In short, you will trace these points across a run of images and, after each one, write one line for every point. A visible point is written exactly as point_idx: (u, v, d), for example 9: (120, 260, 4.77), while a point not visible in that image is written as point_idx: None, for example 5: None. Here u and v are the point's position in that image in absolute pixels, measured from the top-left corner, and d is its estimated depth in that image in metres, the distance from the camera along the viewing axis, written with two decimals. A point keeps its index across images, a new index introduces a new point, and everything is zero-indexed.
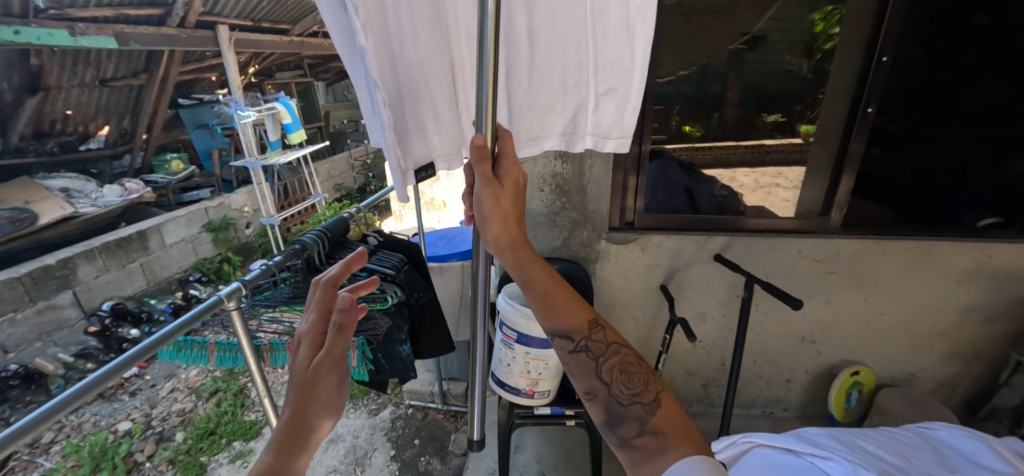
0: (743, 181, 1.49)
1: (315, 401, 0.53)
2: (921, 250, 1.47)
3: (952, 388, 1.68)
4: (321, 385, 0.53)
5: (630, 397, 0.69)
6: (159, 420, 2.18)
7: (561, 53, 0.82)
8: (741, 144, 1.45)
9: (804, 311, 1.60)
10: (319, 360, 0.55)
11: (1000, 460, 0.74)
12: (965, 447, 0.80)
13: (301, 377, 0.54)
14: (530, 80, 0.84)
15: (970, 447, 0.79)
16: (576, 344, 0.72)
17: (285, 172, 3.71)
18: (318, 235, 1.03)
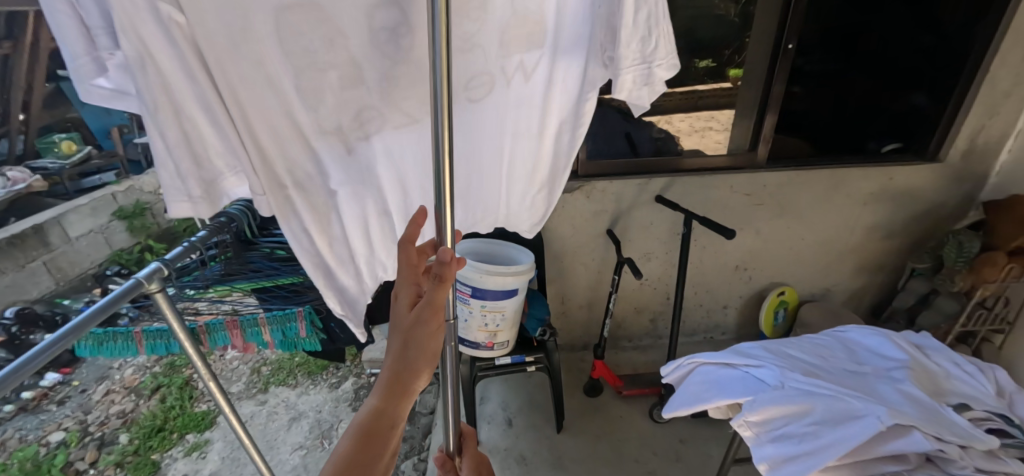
0: (679, 126, 1.56)
1: (416, 354, 0.48)
2: (835, 176, 1.61)
3: (861, 297, 1.90)
4: (422, 332, 0.48)
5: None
6: (97, 425, 2.02)
7: (491, 118, 0.70)
8: (676, 91, 1.51)
9: (737, 242, 1.72)
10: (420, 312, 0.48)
11: (897, 352, 0.85)
12: (870, 342, 0.91)
13: (402, 324, 0.48)
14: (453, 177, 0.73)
15: (874, 342, 0.90)
16: None
17: None
18: (245, 206, 0.96)
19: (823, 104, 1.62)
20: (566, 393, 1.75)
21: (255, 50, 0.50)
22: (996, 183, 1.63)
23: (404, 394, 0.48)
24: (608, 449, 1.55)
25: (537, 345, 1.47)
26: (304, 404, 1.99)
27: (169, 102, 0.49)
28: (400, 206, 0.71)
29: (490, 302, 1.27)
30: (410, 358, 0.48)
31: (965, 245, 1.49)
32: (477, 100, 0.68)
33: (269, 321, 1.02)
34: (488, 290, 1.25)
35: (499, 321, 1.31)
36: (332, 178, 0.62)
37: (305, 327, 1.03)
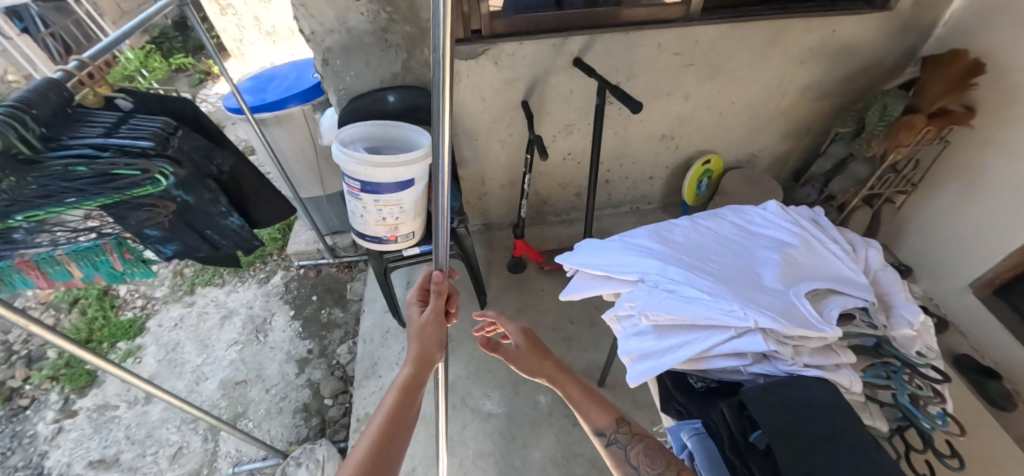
0: None
1: (429, 343, 0.74)
2: (774, 31, 1.42)
3: (786, 160, 1.88)
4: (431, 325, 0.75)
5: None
6: (20, 343, 1.94)
7: (612, 261, 0.87)
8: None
9: (664, 109, 1.59)
10: (427, 315, 0.75)
11: (797, 253, 0.80)
12: (776, 236, 0.86)
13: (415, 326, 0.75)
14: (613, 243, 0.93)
15: (780, 239, 0.85)
16: (609, 436, 0.71)
17: (48, 13, 2.75)
18: (15, 107, 0.68)
19: None
20: (492, 271, 1.78)
21: (778, 254, 0.80)
22: (940, 35, 1.50)
23: (424, 366, 0.73)
24: (528, 322, 1.64)
25: (445, 233, 1.40)
26: (234, 302, 1.97)
27: (825, 265, 0.78)
28: (633, 235, 0.93)
29: (384, 196, 1.17)
30: (420, 344, 0.74)
31: (889, 108, 1.42)
32: (637, 255, 0.84)
33: (74, 257, 0.82)
34: (380, 182, 1.14)
35: (398, 214, 1.23)
36: (711, 232, 0.90)
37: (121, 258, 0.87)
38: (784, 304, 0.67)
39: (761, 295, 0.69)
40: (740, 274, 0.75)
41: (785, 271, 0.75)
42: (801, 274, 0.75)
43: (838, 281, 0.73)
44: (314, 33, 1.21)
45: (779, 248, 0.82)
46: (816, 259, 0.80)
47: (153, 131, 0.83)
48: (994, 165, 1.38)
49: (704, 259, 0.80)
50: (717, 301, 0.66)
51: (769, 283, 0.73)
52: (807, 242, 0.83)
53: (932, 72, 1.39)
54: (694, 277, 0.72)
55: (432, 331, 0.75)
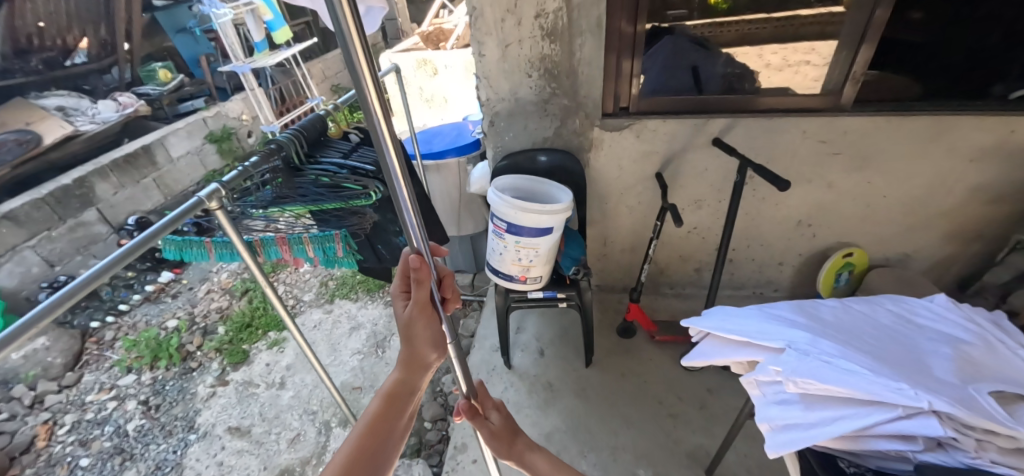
0: (771, 59, 1.41)
1: (417, 346, 0.59)
2: (938, 126, 1.37)
3: (947, 266, 1.68)
4: (420, 327, 0.58)
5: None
6: (201, 317, 2.39)
7: (751, 328, 0.88)
8: (772, 17, 1.36)
9: (803, 194, 1.57)
10: (411, 310, 0.57)
11: (972, 350, 0.75)
12: (944, 333, 0.82)
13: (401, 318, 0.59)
14: (751, 313, 0.94)
15: (950, 335, 0.81)
16: None
17: (279, 75, 3.66)
18: (293, 133, 0.98)
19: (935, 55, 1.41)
20: (600, 331, 1.80)
21: (949, 348, 0.76)
22: None
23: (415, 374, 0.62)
24: (632, 388, 1.61)
25: (570, 283, 1.49)
26: (363, 316, 2.23)
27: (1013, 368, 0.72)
28: (774, 309, 0.95)
29: (525, 238, 1.31)
30: (410, 347, 0.59)
31: None
32: (782, 325, 0.85)
33: (312, 240, 1.05)
34: (523, 225, 1.29)
35: (533, 257, 1.35)
36: (863, 318, 0.88)
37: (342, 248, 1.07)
38: (963, 395, 0.63)
39: (933, 382, 0.66)
40: (904, 359, 0.73)
41: (961, 366, 0.71)
42: (981, 372, 0.70)
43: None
44: (489, 99, 1.49)
45: (949, 343, 0.78)
46: (999, 360, 0.74)
47: (374, 159, 1.07)
48: None
49: (860, 340, 0.79)
50: (881, 378, 0.65)
51: (940, 373, 0.69)
52: (985, 343, 0.78)
53: None
54: (850, 354, 0.72)
55: (423, 334, 0.58)
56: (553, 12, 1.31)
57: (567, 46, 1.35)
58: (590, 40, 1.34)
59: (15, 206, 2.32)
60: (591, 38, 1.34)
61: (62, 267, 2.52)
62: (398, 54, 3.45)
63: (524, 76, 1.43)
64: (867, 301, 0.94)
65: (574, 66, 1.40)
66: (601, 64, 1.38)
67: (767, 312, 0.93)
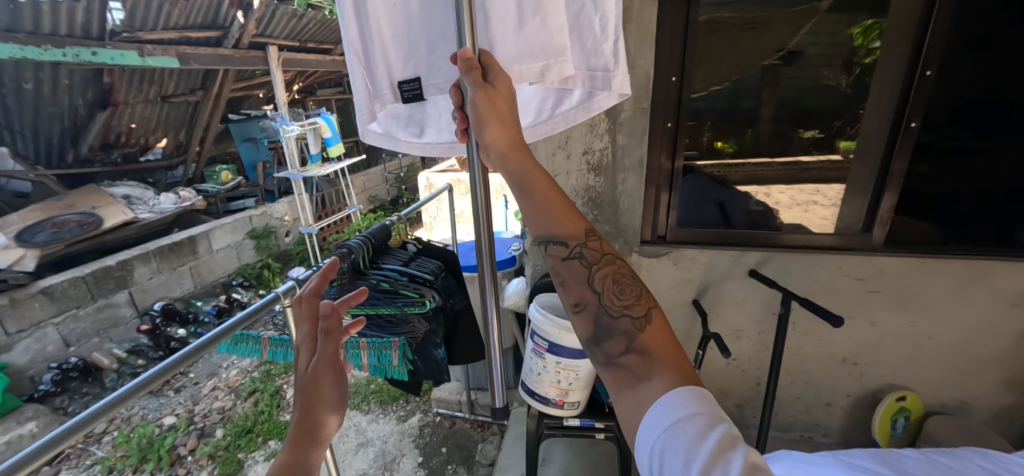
0: (779, 198, 1.46)
1: (318, 405, 0.58)
2: (972, 270, 1.39)
3: (1011, 419, 1.56)
4: (322, 383, 0.59)
5: (621, 309, 0.63)
6: (201, 416, 2.26)
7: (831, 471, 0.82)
8: (776, 162, 1.43)
9: (845, 331, 1.54)
10: (315, 362, 0.60)
11: None
12: None
13: (302, 379, 0.59)
14: (825, 457, 0.89)
15: None
16: (570, 251, 0.65)
17: (324, 184, 4.02)
18: (362, 240, 1.03)
19: (970, 202, 1.36)
20: None
21: None
22: None
23: (317, 444, 0.56)
24: None
25: (609, 411, 1.41)
26: (372, 432, 2.07)
27: None
28: (850, 454, 0.89)
29: (565, 359, 1.27)
30: (309, 409, 0.57)
31: None
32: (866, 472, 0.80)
33: (368, 345, 1.06)
34: (565, 346, 1.26)
35: (572, 380, 1.30)
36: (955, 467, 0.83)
37: (398, 356, 1.06)
38: None
39: None
40: None
41: None
42: None
43: None
44: None
45: None
46: None
47: (431, 269, 1.10)
48: None
49: None
50: None
51: None
52: None
53: None
54: None
55: (325, 381, 0.59)
56: (600, 151, 1.47)
57: (609, 180, 1.49)
58: (632, 176, 1.48)
59: (56, 283, 2.40)
60: (633, 174, 1.48)
61: (77, 348, 2.50)
62: (436, 174, 3.80)
63: None
64: (960, 453, 0.88)
65: (616, 197, 1.51)
66: (642, 196, 1.49)
67: (842, 457, 0.88)
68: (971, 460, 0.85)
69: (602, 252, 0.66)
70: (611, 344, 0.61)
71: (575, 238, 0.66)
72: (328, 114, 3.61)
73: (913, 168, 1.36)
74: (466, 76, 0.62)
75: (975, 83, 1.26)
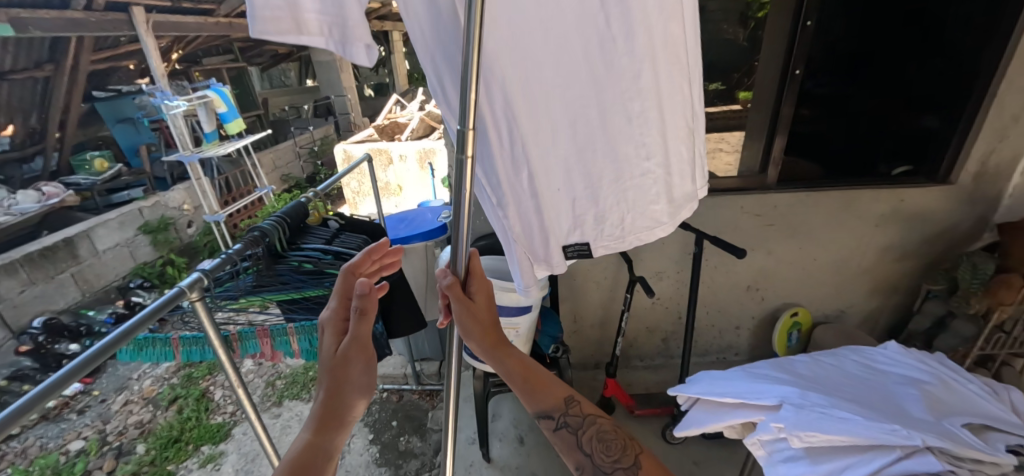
0: None
1: (345, 389, 0.61)
2: (845, 198, 1.61)
3: (876, 318, 1.88)
4: (351, 366, 0.61)
5: (613, 465, 0.71)
6: (115, 434, 2.04)
7: (741, 381, 0.94)
8: None
9: (749, 262, 1.73)
10: (346, 345, 0.62)
11: (932, 383, 0.88)
12: (906, 373, 0.93)
13: (330, 362, 0.62)
14: (735, 370, 1.01)
15: (912, 374, 0.92)
16: (557, 421, 0.75)
17: (226, 165, 3.63)
18: (277, 221, 0.96)
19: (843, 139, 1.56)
20: None
21: (916, 384, 0.88)
22: (1009, 205, 1.61)
23: (340, 428, 0.60)
24: None
25: (550, 362, 1.48)
26: None
27: (959, 388, 0.88)
28: (753, 365, 1.02)
29: (504, 318, 1.30)
30: (335, 392, 0.60)
31: (979, 267, 1.45)
32: (769, 378, 0.93)
33: (297, 329, 0.97)
34: (502, 306, 1.28)
35: (512, 337, 1.34)
36: (834, 363, 0.98)
37: None
38: (952, 429, 0.75)
39: (918, 419, 0.77)
40: (888, 401, 0.83)
41: (932, 401, 0.82)
42: (945, 405, 0.83)
43: (995, 418, 0.81)
44: None
45: (911, 378, 0.91)
46: (955, 387, 0.88)
47: (358, 244, 1.06)
48: None
49: (840, 386, 0.89)
50: (875, 422, 0.74)
51: (919, 408, 0.80)
52: (939, 374, 0.91)
53: (1013, 238, 1.44)
54: (842, 400, 0.81)
55: (354, 368, 0.62)
56: None
57: None
58: None
59: None
60: None
61: None
62: (353, 146, 3.58)
63: None
64: (837, 351, 1.04)
65: None
66: None
67: (748, 368, 1.00)
68: (845, 357, 1.01)
69: (587, 412, 0.76)
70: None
71: (559, 409, 0.75)
72: (219, 86, 3.21)
73: (798, 112, 1.51)
74: (450, 296, 0.65)
75: (846, 34, 1.41)
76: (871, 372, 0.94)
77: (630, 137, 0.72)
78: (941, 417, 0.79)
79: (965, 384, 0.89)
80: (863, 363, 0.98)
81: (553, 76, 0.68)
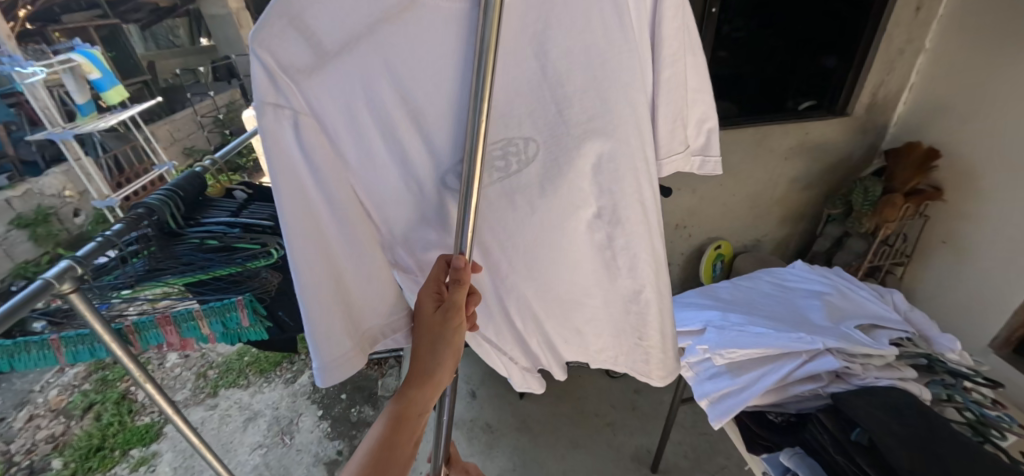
0: None
1: (441, 359, 0.56)
2: (759, 134, 1.70)
3: (786, 243, 2.06)
4: (446, 332, 0.55)
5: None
6: (23, 453, 1.84)
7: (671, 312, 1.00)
8: None
9: (676, 201, 1.81)
10: (445, 313, 0.54)
11: (832, 293, 0.98)
12: (810, 287, 1.03)
13: (427, 322, 0.55)
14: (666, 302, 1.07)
15: (815, 287, 1.02)
16: None
17: (112, 141, 3.17)
18: (167, 195, 0.84)
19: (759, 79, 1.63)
20: None
21: (818, 296, 0.98)
22: (894, 132, 1.78)
23: (429, 387, 0.55)
24: (569, 408, 1.62)
25: None
26: (259, 403, 1.92)
27: (854, 295, 0.98)
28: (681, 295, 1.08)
29: None
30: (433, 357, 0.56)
31: (870, 190, 1.61)
32: (695, 306, 0.99)
33: (207, 313, 0.89)
34: None
35: None
36: (751, 285, 1.07)
37: (247, 317, 0.91)
38: (848, 332, 0.84)
39: (820, 327, 0.86)
40: (796, 315, 0.92)
41: (832, 310, 0.92)
42: (842, 311, 0.93)
43: (882, 317, 0.91)
44: None
45: (816, 291, 1.00)
46: (852, 296, 0.98)
47: (269, 214, 0.96)
48: (974, 232, 1.54)
49: (756, 306, 0.97)
50: (784, 333, 0.82)
51: (821, 317, 0.89)
52: (840, 285, 1.02)
53: (896, 160, 1.61)
54: (757, 318, 0.89)
55: (451, 340, 0.56)
56: None
57: None
58: None
59: None
60: None
61: None
62: None
63: None
64: (755, 274, 1.13)
65: None
66: None
67: (677, 297, 1.06)
68: (762, 279, 1.10)
69: None
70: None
71: None
72: (86, 48, 2.73)
73: (715, 53, 1.54)
74: None
75: None
76: (782, 290, 1.03)
77: (626, 315, 0.68)
78: (838, 322, 0.88)
79: (860, 292, 0.99)
80: (776, 283, 1.07)
81: (557, 270, 0.64)
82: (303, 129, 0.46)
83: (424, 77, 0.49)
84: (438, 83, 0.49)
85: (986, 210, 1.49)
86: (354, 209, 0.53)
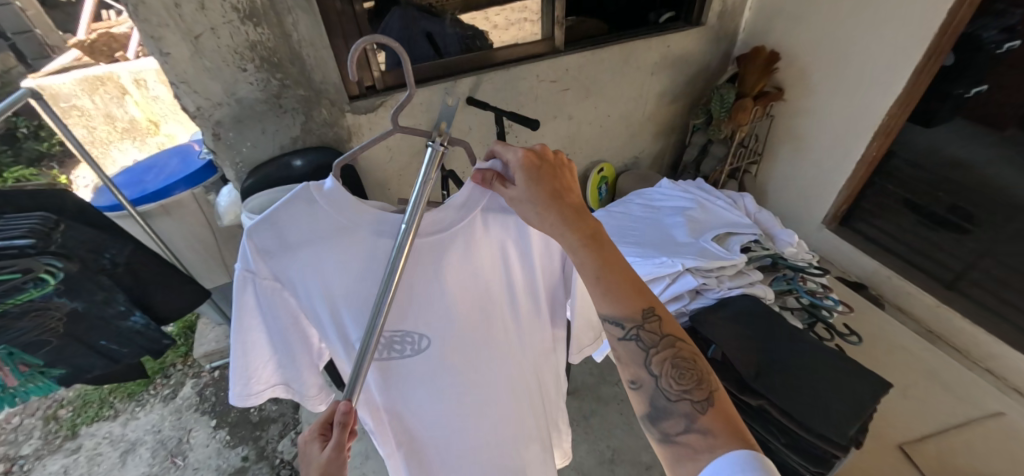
0: (496, 20, 1.55)
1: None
2: (625, 51, 1.67)
3: (661, 156, 2.16)
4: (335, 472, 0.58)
5: (679, 393, 0.56)
6: None
7: None
8: None
9: (555, 130, 1.77)
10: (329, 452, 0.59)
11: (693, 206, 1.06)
12: (675, 201, 1.10)
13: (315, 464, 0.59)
14: None
15: (679, 202, 1.09)
16: None
17: None
18: None
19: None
20: None
21: (682, 212, 1.05)
22: (743, 38, 1.87)
23: None
24: None
25: None
26: (134, 431, 1.66)
27: (711, 203, 1.07)
28: None
29: None
30: None
31: (725, 97, 1.70)
32: None
33: None
34: None
35: None
36: (624, 210, 1.11)
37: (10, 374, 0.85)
38: (706, 250, 0.94)
39: (682, 249, 0.94)
40: (663, 238, 1.00)
41: (692, 226, 1.00)
42: (701, 225, 1.02)
43: (735, 222, 1.02)
44: (201, 108, 1.17)
45: (679, 206, 1.08)
46: (710, 205, 1.07)
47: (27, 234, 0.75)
48: (810, 126, 1.70)
49: (629, 234, 1.03)
50: (651, 263, 0.90)
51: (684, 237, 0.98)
52: (700, 195, 1.09)
53: (745, 66, 1.70)
54: (629, 252, 0.95)
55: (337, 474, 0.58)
56: None
57: (278, 29, 1.14)
58: (304, 16, 1.16)
59: None
60: (304, 14, 1.16)
61: None
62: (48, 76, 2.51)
63: (237, 70, 1.15)
64: (628, 194, 1.16)
65: (297, 50, 1.19)
66: (328, 45, 1.22)
67: None
68: (634, 200, 1.15)
69: None
70: (669, 423, 0.56)
71: None
72: None
73: None
74: None
75: None
76: (651, 211, 1.10)
77: (479, 446, 0.83)
78: (699, 239, 0.97)
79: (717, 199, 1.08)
80: (646, 202, 1.13)
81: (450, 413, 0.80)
82: (261, 286, 0.66)
83: (350, 280, 0.67)
84: (356, 280, 0.67)
85: (818, 103, 1.64)
86: (287, 340, 0.72)
